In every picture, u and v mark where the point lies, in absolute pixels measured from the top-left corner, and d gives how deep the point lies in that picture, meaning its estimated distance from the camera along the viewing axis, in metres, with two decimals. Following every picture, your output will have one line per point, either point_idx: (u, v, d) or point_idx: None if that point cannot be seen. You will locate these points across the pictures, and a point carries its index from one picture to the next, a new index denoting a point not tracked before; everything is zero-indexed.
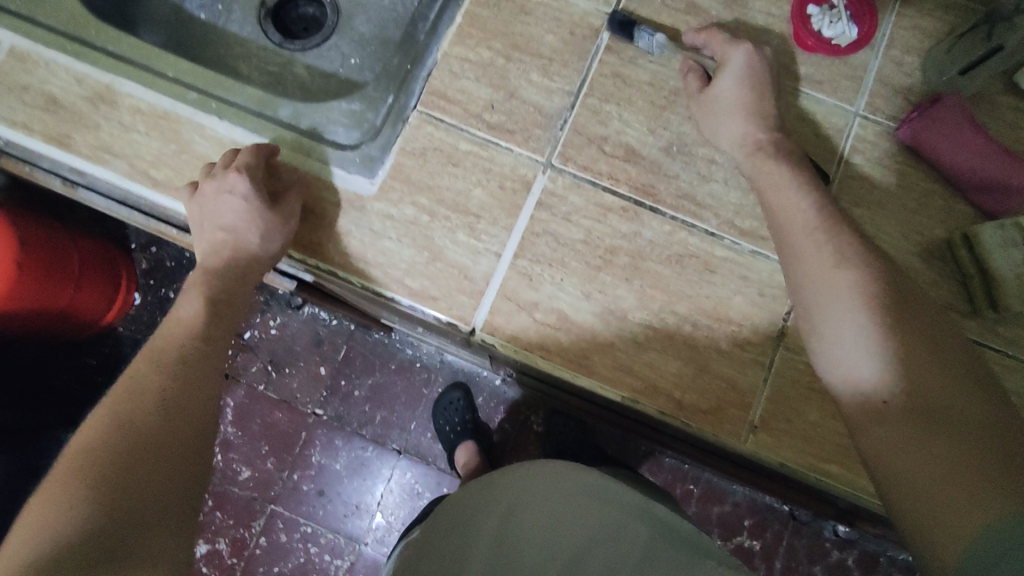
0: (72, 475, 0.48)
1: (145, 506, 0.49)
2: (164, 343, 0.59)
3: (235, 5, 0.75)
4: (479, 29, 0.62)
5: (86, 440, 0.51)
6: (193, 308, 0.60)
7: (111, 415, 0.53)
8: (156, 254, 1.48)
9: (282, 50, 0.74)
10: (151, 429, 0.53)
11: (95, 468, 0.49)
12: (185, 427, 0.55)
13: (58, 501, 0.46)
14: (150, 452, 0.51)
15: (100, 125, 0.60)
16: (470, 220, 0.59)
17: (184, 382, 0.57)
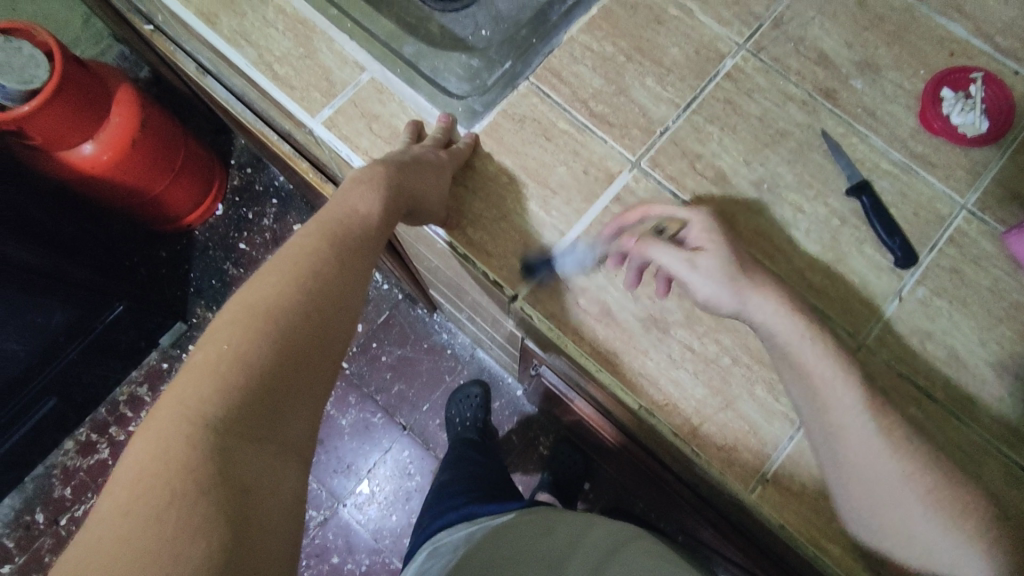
0: (244, 344, 0.39)
1: (296, 411, 0.40)
2: (342, 228, 0.48)
3: None
4: (611, 25, 0.65)
5: (250, 299, 0.42)
6: (371, 202, 0.50)
7: (294, 282, 0.43)
8: (250, 176, 1.57)
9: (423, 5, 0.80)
10: (323, 316, 0.43)
11: (274, 325, 0.40)
12: (341, 317, 0.44)
13: (240, 346, 0.39)
14: (311, 358, 0.42)
15: (248, 15, 0.66)
16: (546, 193, 0.59)
17: (356, 281, 0.47)
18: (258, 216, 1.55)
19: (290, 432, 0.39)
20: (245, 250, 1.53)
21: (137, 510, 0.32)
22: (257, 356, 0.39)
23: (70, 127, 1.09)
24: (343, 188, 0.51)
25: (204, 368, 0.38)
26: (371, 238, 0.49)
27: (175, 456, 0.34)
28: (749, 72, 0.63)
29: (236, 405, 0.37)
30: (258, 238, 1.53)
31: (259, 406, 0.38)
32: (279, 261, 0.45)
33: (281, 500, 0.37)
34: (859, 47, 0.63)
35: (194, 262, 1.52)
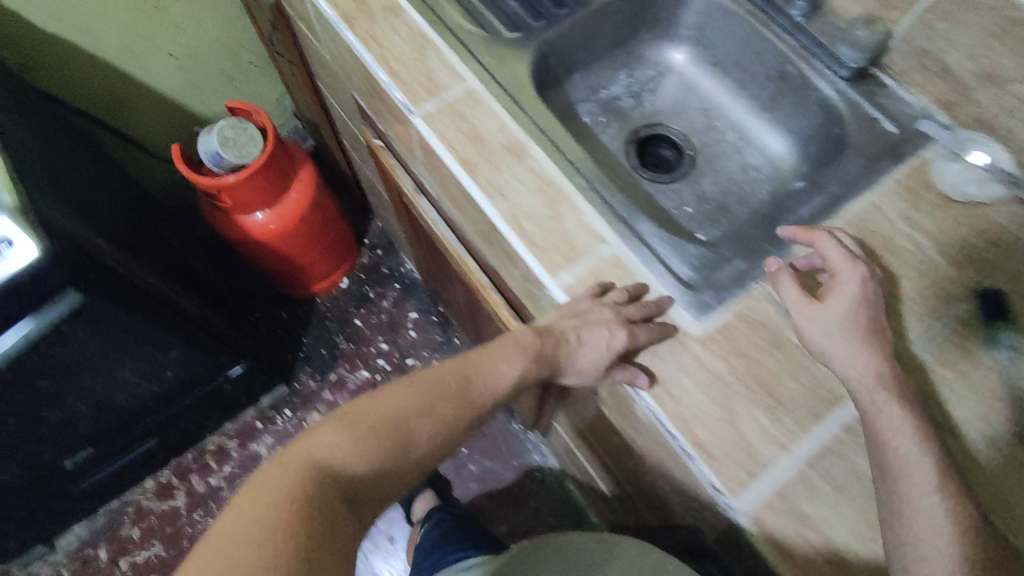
0: (364, 437, 0.53)
1: (369, 499, 0.53)
2: (474, 376, 0.61)
3: (614, 123, 0.91)
4: (844, 246, 0.67)
5: (389, 402, 0.56)
6: (513, 369, 0.63)
7: (416, 403, 0.56)
8: (378, 257, 1.65)
9: (634, 171, 0.87)
10: (422, 441, 0.56)
11: (391, 435, 0.54)
12: (436, 448, 0.57)
13: (364, 438, 0.53)
14: (398, 464, 0.54)
15: (501, 168, 0.70)
16: (772, 403, 0.59)
17: (461, 425, 0.59)
18: (378, 297, 1.61)
19: (362, 513, 0.52)
20: (359, 327, 1.58)
21: (246, 517, 0.46)
22: (363, 456, 0.52)
23: (254, 195, 1.20)
24: (493, 349, 0.64)
25: (335, 436, 0.52)
26: (489, 393, 0.61)
27: (299, 491, 0.49)
28: (985, 322, 0.63)
29: (342, 477, 0.51)
30: (374, 318, 1.58)
31: (371, 473, 0.53)
32: (412, 380, 0.58)
33: (352, 541, 0.50)
34: None
35: (310, 327, 1.57)
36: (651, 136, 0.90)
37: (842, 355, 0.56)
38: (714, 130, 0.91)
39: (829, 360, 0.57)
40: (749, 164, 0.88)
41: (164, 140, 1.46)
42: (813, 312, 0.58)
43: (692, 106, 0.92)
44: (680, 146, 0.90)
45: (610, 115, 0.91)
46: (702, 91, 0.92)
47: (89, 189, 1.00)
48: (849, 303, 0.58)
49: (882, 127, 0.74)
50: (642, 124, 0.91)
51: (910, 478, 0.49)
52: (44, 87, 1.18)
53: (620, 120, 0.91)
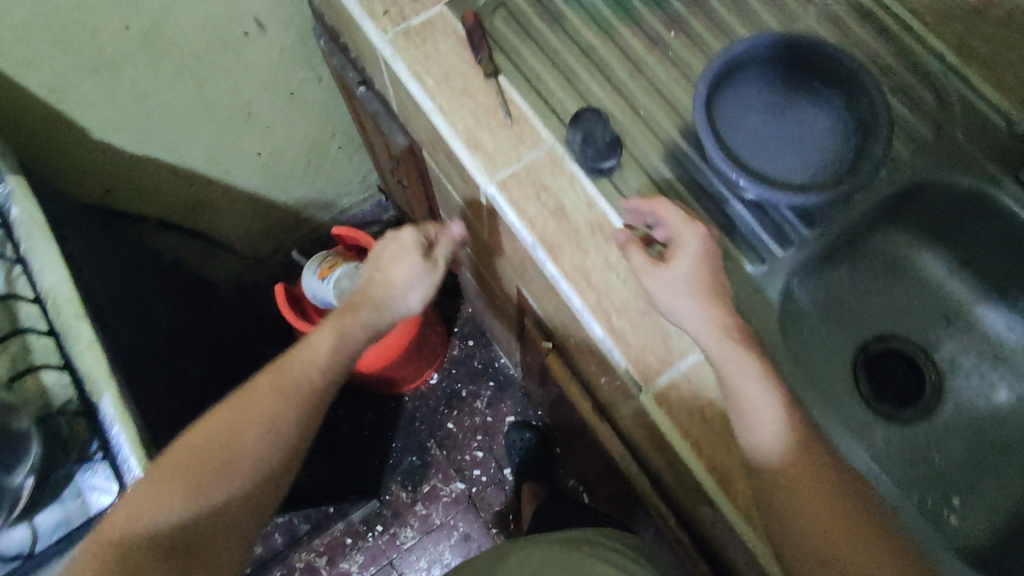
0: (183, 491, 0.57)
1: (230, 504, 0.59)
2: (296, 373, 0.64)
3: (839, 336, 0.75)
4: None
5: (199, 435, 0.60)
6: (323, 342, 0.67)
7: (233, 419, 0.61)
8: (469, 348, 1.50)
9: (864, 404, 0.73)
10: (233, 451, 0.60)
11: (206, 470, 0.58)
12: (246, 450, 0.60)
13: (175, 475, 0.58)
14: (224, 471, 0.59)
15: None
16: None
17: (285, 420, 0.62)
18: (470, 395, 1.46)
19: (218, 545, 0.59)
20: (450, 431, 1.44)
21: None
22: (211, 500, 0.58)
23: None
24: (313, 346, 0.66)
25: (159, 494, 0.57)
26: (314, 368, 0.65)
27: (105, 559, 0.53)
28: None
29: (176, 518, 0.57)
30: (466, 420, 1.45)
31: (215, 472, 0.58)
32: (235, 404, 0.61)
33: (210, 548, 0.58)
34: None
35: (397, 429, 1.44)
36: (883, 352, 0.75)
37: (686, 311, 0.55)
38: (968, 349, 0.74)
39: (679, 320, 0.55)
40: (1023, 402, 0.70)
41: (240, 235, 1.30)
42: (658, 275, 0.56)
43: (932, 315, 0.75)
44: (921, 368, 0.74)
45: (834, 324, 0.75)
46: (949, 294, 0.75)
47: (161, 365, 0.84)
48: (690, 255, 0.57)
49: None
50: (871, 335, 0.76)
51: (745, 397, 0.52)
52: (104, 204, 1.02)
53: (845, 330, 0.75)
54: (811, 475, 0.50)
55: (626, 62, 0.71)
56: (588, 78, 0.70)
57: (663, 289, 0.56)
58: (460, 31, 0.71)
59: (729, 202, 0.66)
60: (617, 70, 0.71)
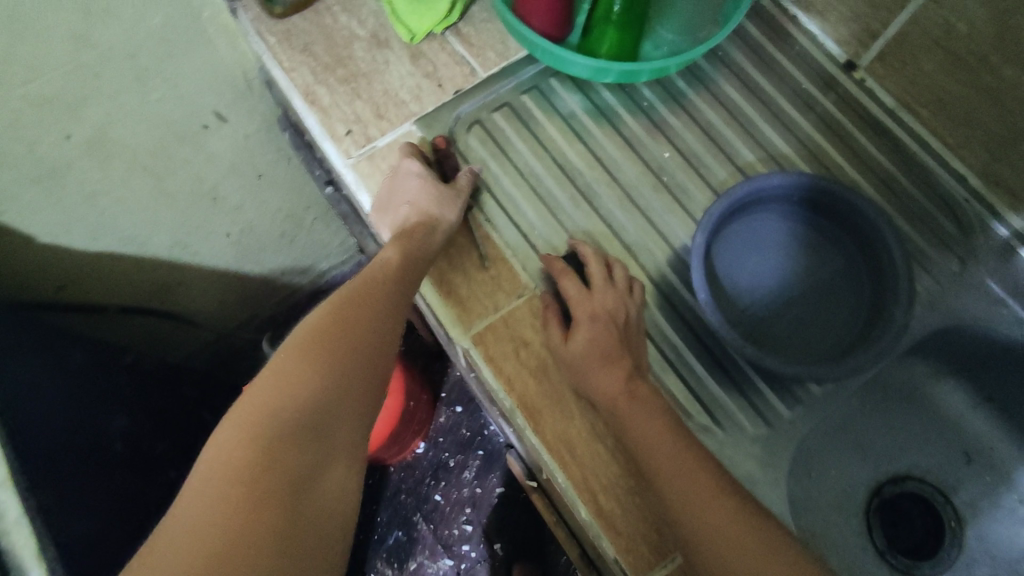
0: (293, 402, 0.47)
1: (341, 429, 0.49)
2: (373, 276, 0.57)
3: (851, 479, 0.68)
4: None
5: (261, 389, 0.48)
6: (390, 248, 0.59)
7: (306, 357, 0.50)
8: (458, 415, 1.43)
9: (880, 558, 0.67)
10: (341, 373, 0.50)
11: (334, 336, 0.52)
12: (348, 384, 0.50)
13: (309, 355, 0.50)
14: (318, 423, 0.47)
15: None
16: None
17: (388, 312, 0.56)
18: (457, 467, 1.39)
19: (330, 485, 0.47)
20: (436, 505, 1.38)
21: (221, 532, 0.40)
22: (296, 437, 0.45)
23: None
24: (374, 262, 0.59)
25: (236, 444, 0.44)
26: (389, 276, 0.57)
27: (206, 497, 0.41)
28: None
29: (258, 461, 0.43)
30: (452, 494, 1.38)
31: (298, 446, 0.45)
32: (294, 349, 0.51)
33: (325, 514, 0.45)
34: None
35: (382, 502, 1.39)
36: (898, 494, 0.69)
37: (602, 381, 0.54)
38: (993, 495, 0.67)
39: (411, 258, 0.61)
40: None
41: (215, 308, 1.20)
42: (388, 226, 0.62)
43: (946, 449, 0.69)
44: (940, 515, 0.68)
45: (846, 466, 0.68)
46: (966, 427, 0.69)
47: (81, 514, 0.76)
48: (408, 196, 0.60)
49: None
50: (885, 476, 0.69)
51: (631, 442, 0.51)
52: (51, 300, 0.92)
53: (858, 472, 0.69)
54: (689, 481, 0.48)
55: (617, 188, 0.65)
56: (576, 208, 0.64)
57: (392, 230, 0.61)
58: (432, 155, 0.64)
59: (726, 350, 0.61)
60: (608, 197, 0.65)
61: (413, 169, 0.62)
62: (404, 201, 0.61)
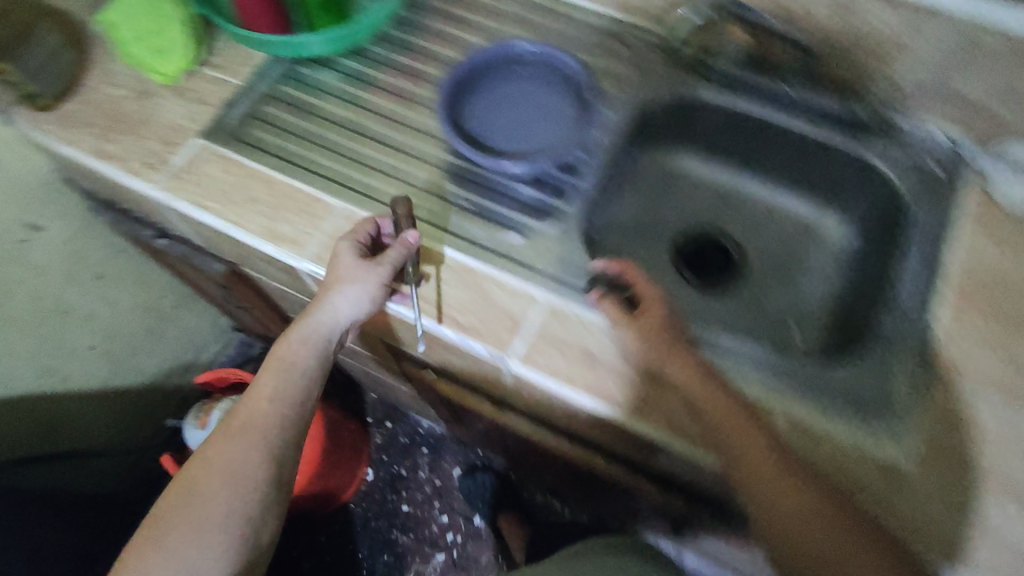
0: (177, 552, 0.57)
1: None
2: (258, 405, 0.65)
3: (652, 249, 0.87)
4: (971, 305, 0.68)
5: (161, 520, 0.59)
6: (273, 377, 0.67)
7: (195, 488, 0.60)
8: (390, 429, 1.50)
9: (700, 291, 0.84)
10: (231, 500, 0.60)
11: (218, 479, 0.61)
12: (234, 504, 0.60)
13: (191, 495, 0.60)
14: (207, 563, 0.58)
15: (638, 382, 0.65)
16: (1016, 498, 0.59)
17: (280, 448, 0.64)
18: (411, 471, 1.47)
19: None
20: (408, 512, 1.43)
21: None
22: None
23: None
24: (262, 377, 0.67)
25: None
26: (277, 401, 0.65)
27: None
28: None
29: None
30: (418, 495, 1.44)
31: None
32: (179, 479, 0.61)
33: None
34: None
35: (357, 538, 1.41)
36: (688, 243, 0.88)
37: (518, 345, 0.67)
38: (744, 211, 0.89)
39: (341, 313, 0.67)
40: (792, 236, 0.87)
41: (106, 435, 1.20)
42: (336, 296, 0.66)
43: (712, 200, 0.90)
44: (723, 243, 0.88)
45: (644, 242, 0.87)
46: (712, 179, 0.91)
47: None
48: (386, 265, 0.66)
49: (926, 170, 0.76)
50: (675, 235, 0.89)
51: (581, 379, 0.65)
52: None
53: (654, 245, 0.88)
54: (757, 435, 0.58)
55: (383, 118, 0.81)
56: (359, 143, 0.79)
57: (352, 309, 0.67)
58: (222, 152, 0.77)
59: (511, 188, 0.78)
60: (379, 127, 0.81)
61: (351, 249, 0.68)
62: (356, 279, 0.66)
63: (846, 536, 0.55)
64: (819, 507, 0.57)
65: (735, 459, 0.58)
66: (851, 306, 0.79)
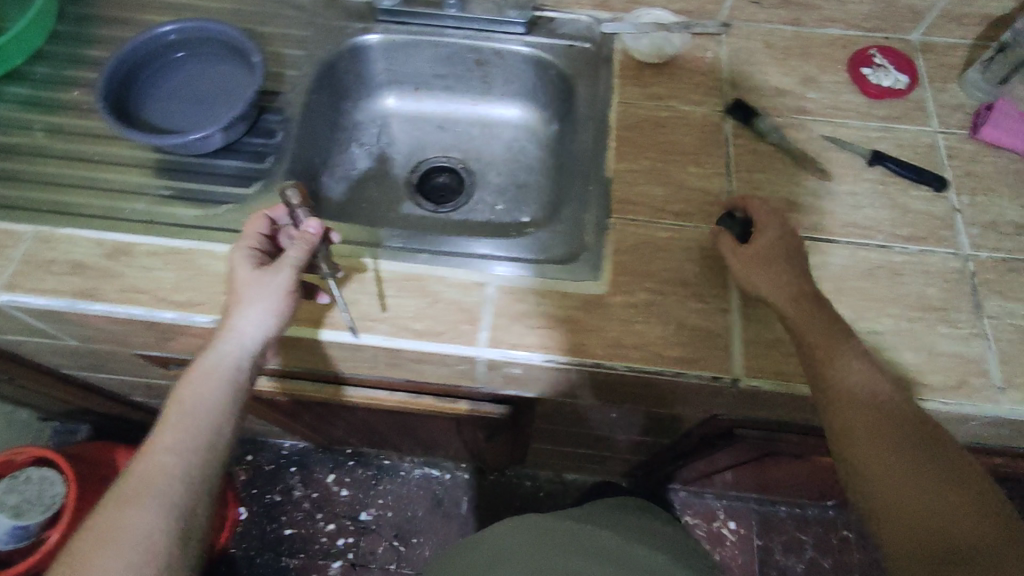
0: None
1: None
2: (159, 437, 0.56)
3: (387, 190, 0.90)
4: (634, 146, 0.77)
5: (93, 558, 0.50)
6: (185, 411, 0.57)
7: (140, 516, 0.52)
8: (252, 461, 1.45)
9: (438, 213, 0.89)
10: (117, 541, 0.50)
11: (144, 504, 0.52)
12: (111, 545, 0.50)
13: (125, 522, 0.51)
14: None
15: (358, 299, 0.67)
16: (694, 288, 0.68)
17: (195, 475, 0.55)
18: (285, 494, 1.43)
19: None
20: (293, 534, 1.39)
21: None
22: None
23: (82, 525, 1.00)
24: (178, 404, 0.58)
25: None
26: (203, 426, 0.57)
27: None
28: (753, 111, 0.78)
29: None
30: (299, 514, 1.41)
31: None
32: (146, 502, 0.53)
33: None
34: (793, 72, 0.82)
35: None
36: (421, 176, 0.92)
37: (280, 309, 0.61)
38: (464, 132, 0.95)
39: (242, 336, 0.60)
40: (507, 141, 0.94)
41: None
42: (241, 297, 0.61)
43: (429, 131, 0.95)
44: (452, 167, 0.93)
45: (377, 186, 0.90)
46: (428, 111, 0.95)
47: None
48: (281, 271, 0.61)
49: (577, 47, 0.86)
50: (407, 172, 0.92)
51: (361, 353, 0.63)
52: None
53: (389, 185, 0.91)
54: (856, 408, 0.56)
55: (61, 135, 0.78)
56: (37, 164, 0.76)
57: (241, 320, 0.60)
58: None
59: (211, 165, 0.78)
60: (61, 144, 0.78)
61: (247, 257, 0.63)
62: (286, 266, 0.62)
63: (884, 455, 0.53)
64: (881, 445, 0.53)
65: (842, 431, 0.56)
66: (558, 186, 0.86)
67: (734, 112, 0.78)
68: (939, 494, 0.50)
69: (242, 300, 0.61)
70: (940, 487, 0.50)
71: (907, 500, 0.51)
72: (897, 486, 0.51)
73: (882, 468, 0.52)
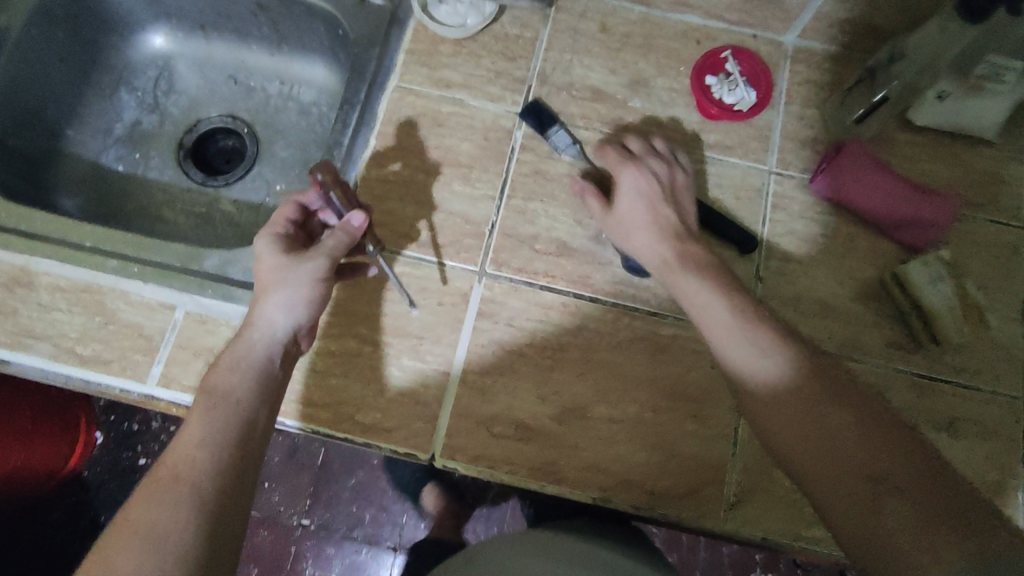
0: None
1: None
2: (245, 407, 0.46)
3: (152, 151, 0.77)
4: (394, 148, 0.62)
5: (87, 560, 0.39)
6: (230, 386, 0.47)
7: (142, 514, 0.40)
8: None
9: (205, 188, 0.76)
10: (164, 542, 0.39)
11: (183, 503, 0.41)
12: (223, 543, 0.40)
13: (171, 508, 0.40)
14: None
15: (19, 309, 0.57)
16: (413, 342, 0.58)
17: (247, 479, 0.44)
18: None
19: None
20: None
21: None
22: None
23: None
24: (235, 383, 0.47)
25: None
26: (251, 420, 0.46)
27: None
28: (551, 118, 0.63)
29: None
30: None
31: None
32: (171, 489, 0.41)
33: None
34: (625, 70, 0.66)
35: None
36: (197, 139, 0.78)
37: (284, 293, 0.51)
38: (255, 88, 0.79)
39: (278, 316, 0.51)
40: (304, 106, 0.77)
41: None
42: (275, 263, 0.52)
43: (215, 81, 0.79)
44: (235, 129, 0.78)
45: (140, 145, 0.76)
46: (217, 55, 0.79)
47: None
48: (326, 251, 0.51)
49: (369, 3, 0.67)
50: (181, 132, 0.78)
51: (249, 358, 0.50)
52: None
53: (157, 143, 0.77)
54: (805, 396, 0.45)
55: None
56: None
57: (275, 296, 0.50)
58: None
59: None
60: None
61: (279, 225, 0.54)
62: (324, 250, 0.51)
63: (829, 447, 0.42)
64: (813, 449, 0.43)
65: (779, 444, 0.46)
66: None
67: (527, 115, 0.63)
68: (900, 502, 0.38)
69: (282, 275, 0.51)
70: (904, 495, 0.38)
71: (901, 505, 0.38)
72: (878, 496, 0.39)
73: (826, 477, 0.42)
